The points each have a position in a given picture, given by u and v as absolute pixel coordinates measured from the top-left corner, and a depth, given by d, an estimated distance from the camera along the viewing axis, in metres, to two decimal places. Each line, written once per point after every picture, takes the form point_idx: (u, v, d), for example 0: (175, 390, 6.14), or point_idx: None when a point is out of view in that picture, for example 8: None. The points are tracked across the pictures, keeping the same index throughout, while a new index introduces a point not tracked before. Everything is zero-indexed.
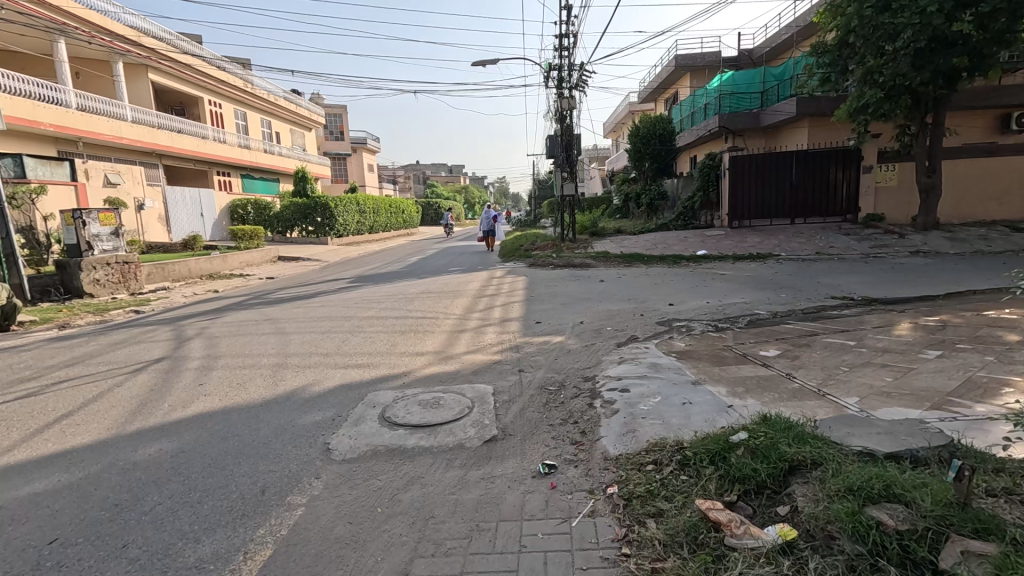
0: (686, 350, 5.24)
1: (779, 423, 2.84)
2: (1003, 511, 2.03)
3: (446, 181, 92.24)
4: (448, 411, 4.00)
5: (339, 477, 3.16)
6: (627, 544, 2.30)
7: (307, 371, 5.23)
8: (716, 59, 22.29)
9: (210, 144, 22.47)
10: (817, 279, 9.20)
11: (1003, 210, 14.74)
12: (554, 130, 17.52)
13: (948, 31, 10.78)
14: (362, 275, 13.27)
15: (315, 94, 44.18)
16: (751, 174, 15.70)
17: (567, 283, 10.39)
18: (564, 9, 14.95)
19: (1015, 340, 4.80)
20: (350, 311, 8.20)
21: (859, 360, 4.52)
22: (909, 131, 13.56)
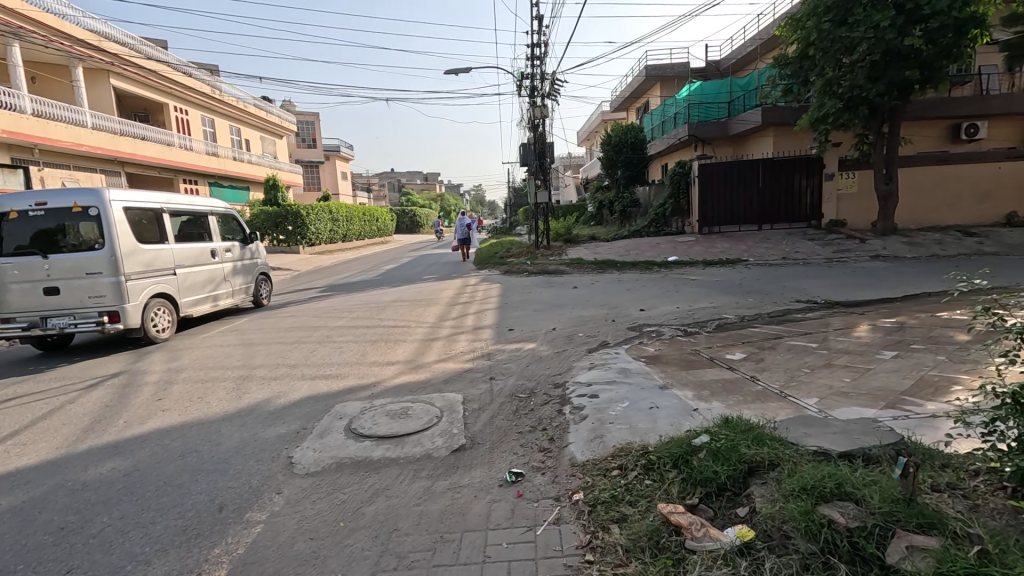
0: (655, 355, 5.30)
1: (740, 425, 2.89)
2: (946, 506, 2.11)
3: (422, 189, 91.77)
4: (416, 421, 3.95)
5: (299, 492, 3.07)
6: (590, 551, 2.30)
7: (272, 384, 5.10)
8: (685, 69, 22.86)
9: (175, 151, 21.89)
10: (783, 283, 9.44)
11: (956, 215, 15.34)
12: (528, 139, 17.66)
13: (899, 45, 11.31)
14: (334, 284, 13.06)
15: (286, 101, 43.49)
16: (719, 182, 16.13)
17: (541, 289, 10.44)
18: (536, 19, 15.13)
19: (965, 339, 5.01)
20: (320, 321, 8.04)
21: (819, 361, 4.65)
22: (867, 140, 14.11)
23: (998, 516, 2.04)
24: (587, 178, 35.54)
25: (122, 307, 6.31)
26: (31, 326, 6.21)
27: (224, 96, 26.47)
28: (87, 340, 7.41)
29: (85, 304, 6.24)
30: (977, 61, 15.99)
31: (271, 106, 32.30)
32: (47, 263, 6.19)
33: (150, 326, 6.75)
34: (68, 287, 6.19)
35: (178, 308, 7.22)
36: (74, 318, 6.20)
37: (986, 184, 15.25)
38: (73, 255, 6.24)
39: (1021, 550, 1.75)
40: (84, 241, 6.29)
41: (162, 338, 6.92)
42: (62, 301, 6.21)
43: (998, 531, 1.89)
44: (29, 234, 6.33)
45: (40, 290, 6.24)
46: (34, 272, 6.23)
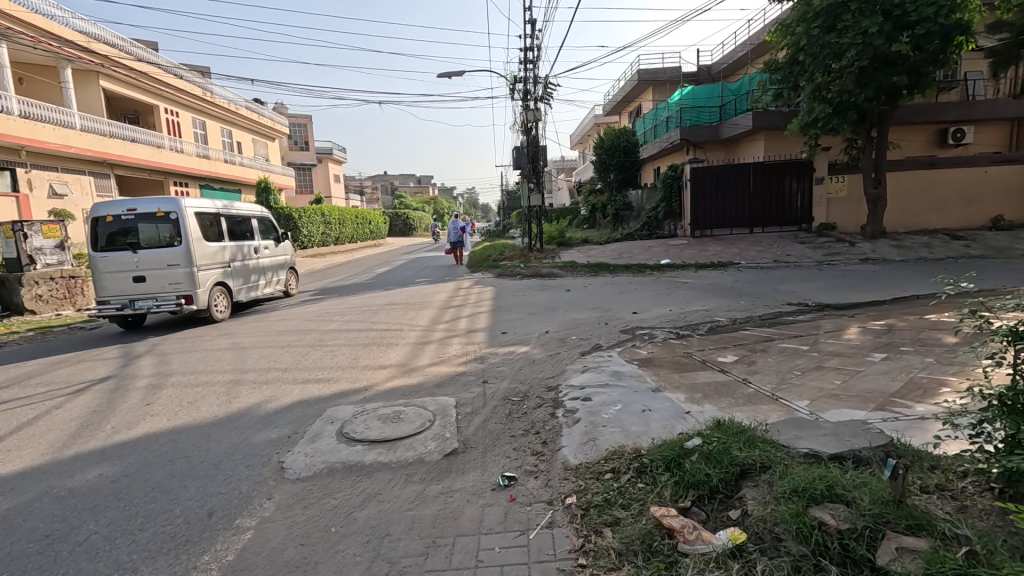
0: (648, 358, 5.31)
1: (732, 428, 2.90)
2: (935, 507, 2.13)
3: (415, 192, 91.62)
4: (408, 425, 3.93)
5: (290, 497, 3.04)
6: (583, 555, 2.30)
7: (263, 388, 5.06)
8: (677, 74, 23.03)
9: (166, 153, 21.73)
10: (774, 286, 9.51)
11: (944, 219, 15.55)
12: (521, 142, 17.70)
13: (887, 51, 11.47)
14: (326, 287, 12.99)
15: (278, 103, 43.28)
16: (711, 185, 16.23)
17: (534, 292, 10.45)
18: (529, 23, 15.18)
19: (953, 341, 5.06)
20: (313, 324, 8.00)
21: (810, 364, 4.69)
22: (856, 144, 14.28)
23: (986, 517, 2.06)
24: (581, 181, 35.67)
25: (195, 292, 7.91)
26: (122, 306, 7.82)
27: (215, 98, 26.33)
28: (156, 322, 9.02)
29: (167, 289, 7.85)
30: (963, 67, 16.24)
31: (263, 108, 32.15)
32: (136, 257, 7.77)
33: (213, 308, 8.39)
34: (153, 276, 7.78)
35: (232, 294, 8.83)
36: (157, 301, 7.80)
37: (974, 187, 15.45)
38: (157, 251, 7.83)
39: (1006, 550, 1.77)
40: (165, 239, 7.86)
41: (221, 318, 8.56)
42: (148, 287, 7.81)
43: (987, 532, 1.90)
44: (120, 233, 7.90)
45: (129, 279, 7.82)
46: (125, 264, 7.81)
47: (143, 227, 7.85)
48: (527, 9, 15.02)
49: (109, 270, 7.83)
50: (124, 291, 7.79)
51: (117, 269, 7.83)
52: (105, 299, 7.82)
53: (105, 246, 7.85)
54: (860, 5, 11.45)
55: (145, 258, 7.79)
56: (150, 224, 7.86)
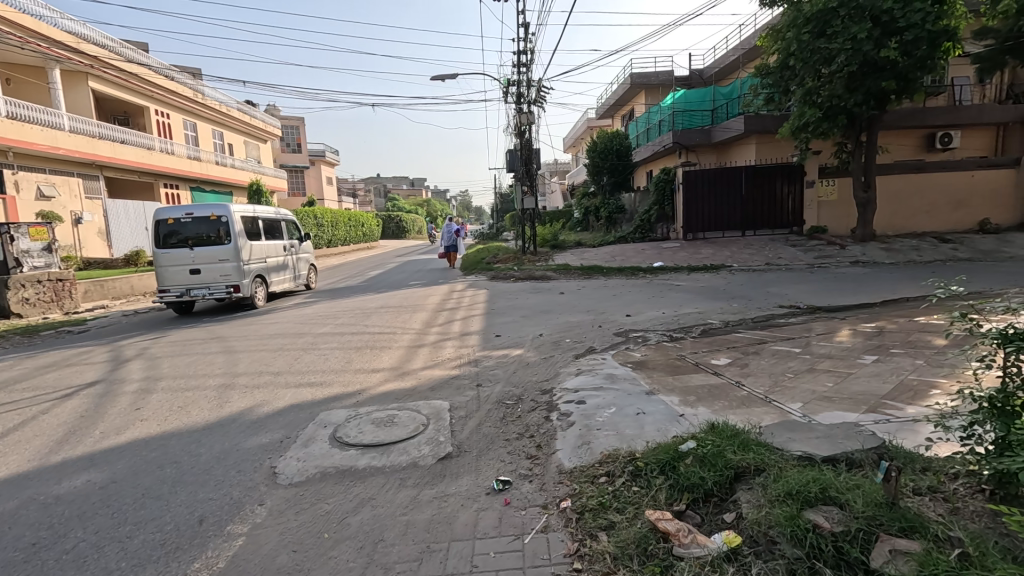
0: (642, 360, 5.32)
1: (726, 430, 2.91)
2: (928, 510, 2.14)
3: (408, 195, 91.47)
4: (402, 429, 3.91)
5: (282, 503, 3.01)
6: (578, 559, 2.29)
7: (255, 392, 5.01)
8: (669, 78, 23.19)
9: (156, 155, 21.54)
10: (765, 289, 9.58)
11: (932, 222, 15.75)
12: (514, 145, 17.73)
13: (876, 57, 11.62)
14: (318, 289, 12.87)
15: (271, 105, 43.09)
16: (703, 189, 16.33)
17: (527, 295, 10.45)
18: (522, 26, 15.23)
19: (943, 343, 5.12)
20: (306, 327, 7.95)
21: (803, 366, 4.72)
22: (846, 148, 14.44)
23: (978, 518, 2.08)
24: (574, 185, 35.79)
25: (242, 282, 9.61)
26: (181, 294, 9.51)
27: (206, 100, 26.16)
28: (149, 324, 8.99)
29: (218, 279, 9.55)
30: (950, 72, 16.46)
31: (254, 110, 31.97)
32: (193, 253, 9.46)
33: (254, 296, 10.12)
34: (206, 268, 9.46)
35: (268, 285, 10.59)
36: (210, 289, 9.50)
37: (961, 191, 15.65)
38: (210, 248, 9.53)
39: (998, 552, 1.78)
40: (217, 239, 9.58)
41: (261, 305, 10.29)
42: (202, 278, 9.52)
43: (979, 534, 1.92)
44: (179, 233, 9.61)
45: (186, 271, 9.51)
46: (183, 258, 9.49)
47: (198, 228, 9.57)
48: (521, 13, 15.08)
49: (169, 263, 9.51)
50: (182, 281, 9.45)
51: (175, 262, 9.50)
52: (166, 288, 9.48)
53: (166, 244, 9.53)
54: (849, 11, 11.58)
55: (200, 253, 9.49)
56: (203, 226, 9.57)
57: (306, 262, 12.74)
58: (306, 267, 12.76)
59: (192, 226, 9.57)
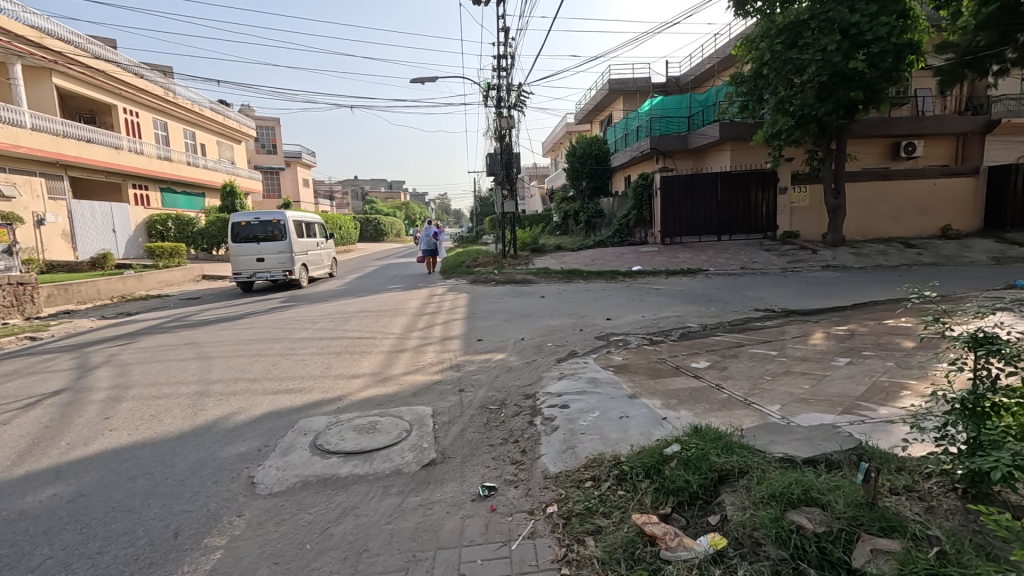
0: (624, 364, 5.37)
1: (710, 433, 2.94)
2: (905, 509, 2.21)
3: (385, 197, 90.72)
4: (384, 435, 3.85)
5: (262, 514, 2.93)
6: (566, 565, 2.29)
7: (231, 400, 4.87)
8: (646, 84, 23.55)
9: (124, 155, 20.90)
10: (742, 292, 9.78)
11: (898, 228, 16.27)
12: (493, 149, 17.72)
13: (845, 68, 12.03)
14: (294, 293, 12.61)
15: (245, 105, 42.25)
16: (681, 195, 16.59)
17: (508, 299, 10.45)
18: (502, 31, 15.31)
19: (912, 345, 5.31)
20: (283, 332, 7.79)
21: (779, 369, 4.83)
22: (818, 156, 14.85)
23: (952, 516, 2.16)
24: (552, 188, 36.02)
25: (294, 268, 13.19)
26: (249, 276, 13.01)
27: (178, 99, 25.50)
28: (117, 330, 8.69)
29: (277, 267, 13.12)
30: (914, 84, 17.13)
31: (228, 110, 31.29)
32: (259, 247, 13.00)
33: (301, 278, 13.76)
34: (269, 258, 13.02)
35: (309, 272, 14.19)
36: (271, 273, 13.04)
37: (924, 198, 16.28)
38: (271, 244, 13.10)
39: (973, 549, 1.85)
40: (277, 237, 13.14)
41: (306, 286, 13.94)
42: (265, 264, 13.06)
43: (954, 532, 1.99)
44: (248, 231, 13.12)
45: (253, 260, 13.03)
46: (252, 249, 13.02)
47: (262, 228, 13.08)
48: (501, 18, 15.16)
49: (240, 253, 13.00)
50: (250, 267, 12.93)
51: (245, 253, 13.01)
52: (238, 272, 12.97)
53: (238, 240, 13.05)
54: (820, 23, 12.00)
55: (265, 247, 13.04)
56: (266, 227, 13.12)
57: (331, 256, 16.36)
58: (331, 260, 16.41)
59: (257, 226, 13.09)
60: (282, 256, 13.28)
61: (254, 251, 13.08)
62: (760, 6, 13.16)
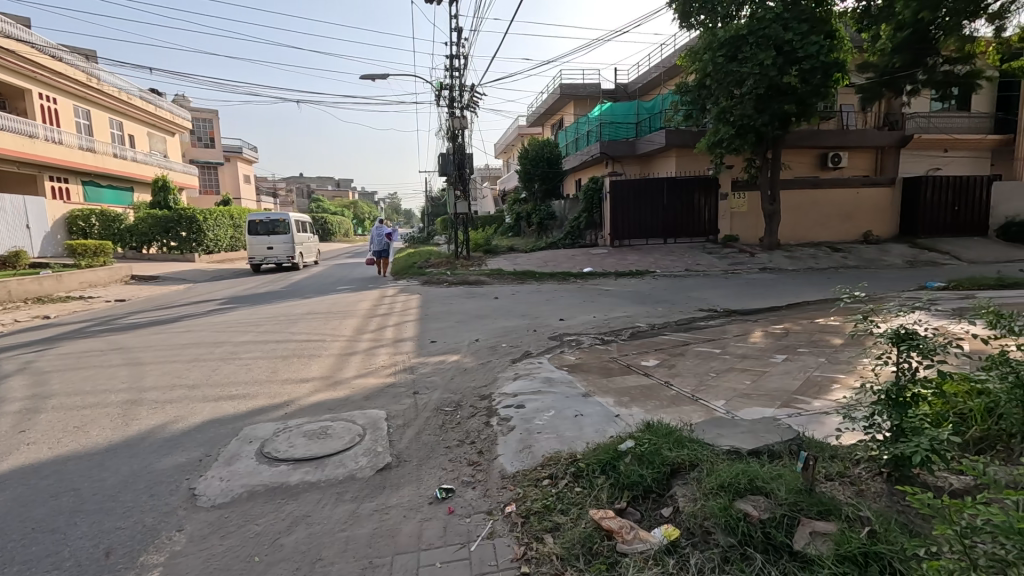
0: (577, 363, 5.48)
1: (661, 429, 3.05)
2: (839, 493, 2.39)
3: (332, 195, 88.10)
4: (337, 441, 3.74)
5: (204, 528, 2.77)
6: (526, 563, 2.31)
7: (167, 408, 4.57)
8: (596, 90, 24.10)
9: (40, 144, 19.25)
10: (688, 293, 10.19)
11: (827, 233, 17.54)
12: (446, 149, 17.61)
13: (779, 82, 12.85)
14: (235, 295, 12.04)
15: (180, 96, 39.84)
16: (629, 198, 17.10)
17: (462, 300, 10.39)
18: (455, 31, 15.27)
19: (840, 342, 5.72)
20: (224, 335, 7.40)
21: (723, 366, 5.07)
22: (755, 164, 15.68)
23: (879, 498, 2.35)
24: (505, 190, 36.09)
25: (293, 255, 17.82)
26: (262, 260, 17.71)
27: (102, 85, 23.71)
28: (32, 335, 7.96)
29: (282, 254, 17.84)
30: (839, 100, 18.39)
31: (160, 100, 29.40)
32: (268, 239, 17.65)
33: (299, 262, 18.59)
34: (276, 247, 17.72)
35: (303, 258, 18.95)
36: (279, 258, 17.77)
37: (850, 206, 17.57)
38: (279, 237, 17.84)
39: (898, 527, 2.02)
40: (282, 232, 17.88)
41: (302, 268, 18.73)
42: (274, 252, 17.85)
43: (881, 512, 2.16)
44: (260, 227, 17.76)
45: (264, 249, 17.71)
46: (264, 241, 17.65)
47: (271, 226, 17.76)
48: (454, 18, 15.12)
49: (254, 244, 17.63)
50: (262, 253, 17.59)
51: (258, 243, 17.65)
52: (252, 257, 17.65)
53: (253, 233, 17.67)
54: (757, 39, 12.67)
55: (274, 239, 17.76)
56: (275, 224, 17.79)
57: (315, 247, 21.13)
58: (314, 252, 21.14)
59: (268, 224, 17.74)
60: (286, 246, 18.01)
61: (265, 242, 17.77)
62: (702, 20, 13.70)
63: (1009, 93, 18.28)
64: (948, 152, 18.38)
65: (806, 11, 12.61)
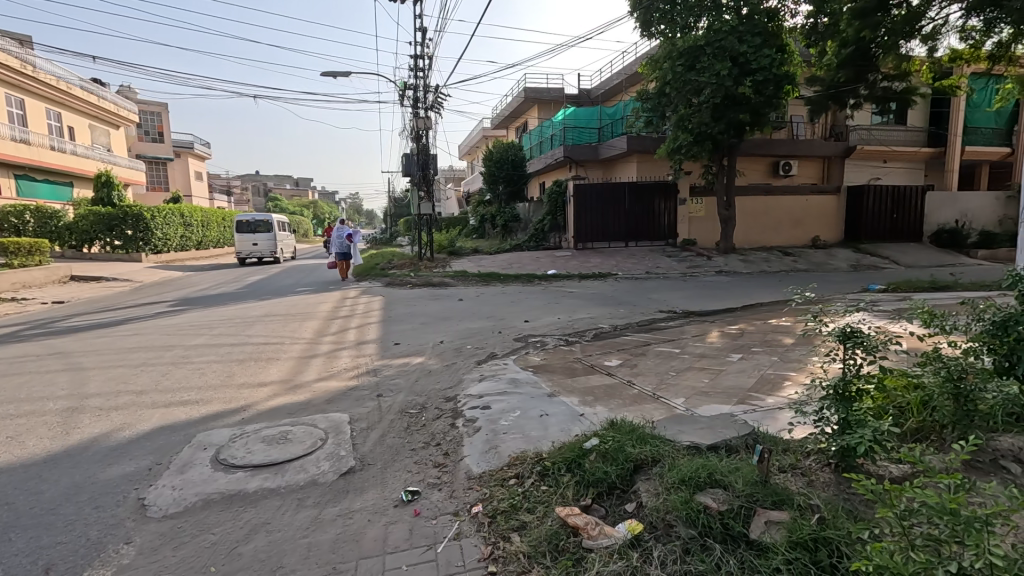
0: (541, 364, 5.53)
1: (624, 427, 3.13)
2: (792, 483, 2.51)
3: (290, 195, 85.59)
4: (298, 446, 3.64)
5: (155, 540, 2.64)
6: (493, 562, 2.33)
7: (112, 415, 4.34)
8: (560, 95, 24.41)
9: None
10: (649, 295, 10.45)
11: (779, 238, 18.33)
12: (410, 150, 17.43)
13: (735, 92, 13.36)
14: (186, 296, 11.51)
15: (125, 87, 37.84)
16: (592, 202, 17.39)
17: (426, 302, 10.31)
18: (419, 31, 15.14)
19: (790, 342, 6.00)
20: (175, 338, 7.08)
21: (683, 365, 5.23)
22: (712, 170, 16.22)
23: (828, 487, 2.48)
24: (469, 192, 35.99)
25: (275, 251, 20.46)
26: (247, 255, 20.26)
27: (39, 73, 22.25)
28: None
29: (265, 249, 20.40)
30: (790, 111, 19.26)
31: (104, 91, 27.82)
32: (254, 236, 20.22)
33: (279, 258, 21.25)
34: (260, 244, 20.29)
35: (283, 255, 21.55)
36: (262, 254, 20.34)
37: (800, 212, 18.42)
38: (262, 235, 20.44)
39: (844, 514, 2.14)
40: (265, 231, 20.50)
41: (282, 263, 21.35)
42: (258, 248, 20.48)
43: (830, 500, 2.28)
44: (246, 227, 20.32)
45: (250, 245, 20.28)
46: (250, 238, 20.21)
47: (256, 225, 20.35)
48: (418, 18, 14.99)
49: (241, 240, 20.23)
50: (248, 249, 20.16)
51: (244, 240, 20.22)
52: (239, 252, 20.24)
53: (239, 231, 20.25)
54: (714, 50, 13.16)
55: (258, 237, 20.34)
56: (260, 224, 20.41)
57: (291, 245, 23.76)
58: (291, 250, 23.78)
59: (253, 224, 20.37)
60: (268, 243, 20.59)
61: (251, 239, 20.36)
62: (662, 29, 14.00)
63: (941, 109, 19.58)
64: (887, 163, 19.67)
65: (759, 25, 13.16)
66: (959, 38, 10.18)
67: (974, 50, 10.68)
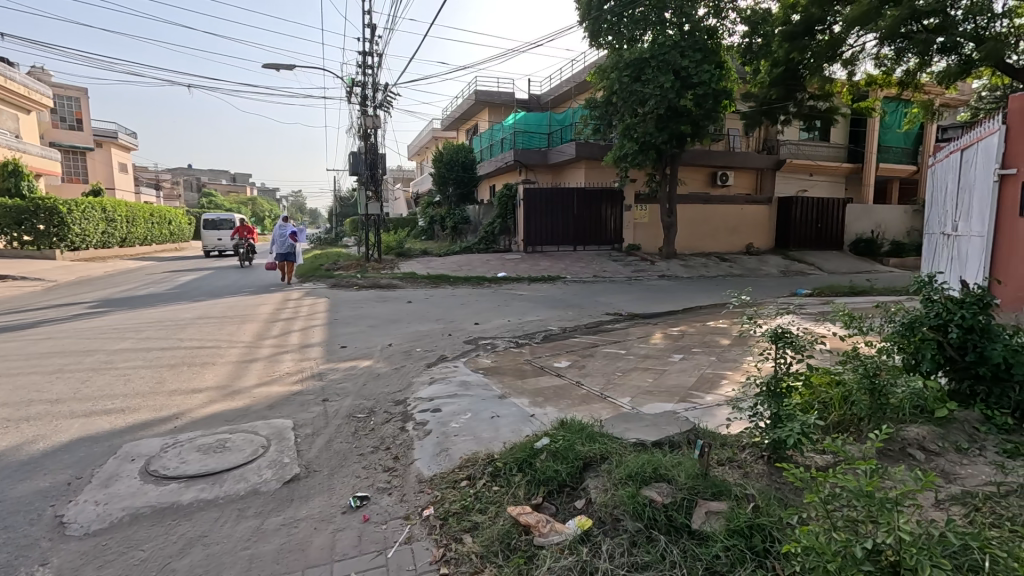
0: (492, 366, 5.54)
1: (575, 425, 3.20)
2: (730, 475, 2.67)
3: (227, 191, 81.27)
4: (237, 454, 3.47)
5: (77, 560, 2.45)
6: (444, 564, 2.32)
7: (22, 426, 3.96)
8: (510, 99, 24.60)
9: None
10: (596, 298, 10.73)
11: (716, 245, 19.30)
12: (358, 147, 17.00)
13: (677, 104, 13.94)
14: (108, 297, 10.62)
15: (35, 69, 34.51)
16: (541, 206, 17.65)
17: (374, 304, 10.09)
18: (368, 27, 14.82)
19: (727, 342, 6.36)
20: (96, 343, 6.53)
21: (628, 365, 5.41)
22: (655, 178, 16.84)
23: (762, 477, 2.65)
24: (418, 193, 35.45)
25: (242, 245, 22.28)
26: (213, 249, 21.80)
27: None
28: None
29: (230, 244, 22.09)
30: (727, 124, 20.30)
31: (13, 71, 25.27)
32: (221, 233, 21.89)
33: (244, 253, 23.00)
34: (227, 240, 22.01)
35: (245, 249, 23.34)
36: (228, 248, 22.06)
37: (734, 221, 19.48)
38: (225, 231, 21.91)
39: (775, 502, 2.29)
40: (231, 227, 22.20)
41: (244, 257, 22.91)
42: (222, 243, 21.93)
43: (762, 489, 2.44)
44: (211, 224, 21.86)
45: (216, 240, 21.87)
46: (216, 235, 21.81)
47: (221, 222, 21.99)
48: (367, 14, 14.63)
49: (206, 236, 21.72)
50: (215, 244, 21.74)
51: (209, 236, 21.72)
52: (206, 247, 21.69)
53: (204, 229, 21.71)
54: (658, 63, 13.69)
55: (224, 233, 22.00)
56: (225, 222, 22.04)
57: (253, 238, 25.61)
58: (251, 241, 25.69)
59: (217, 222, 21.98)
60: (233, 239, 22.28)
61: (216, 235, 21.88)
62: (610, 40, 14.45)
63: (859, 129, 21.34)
64: (813, 177, 21.11)
65: (700, 42, 13.85)
66: (874, 64, 11.13)
67: (888, 77, 11.74)
